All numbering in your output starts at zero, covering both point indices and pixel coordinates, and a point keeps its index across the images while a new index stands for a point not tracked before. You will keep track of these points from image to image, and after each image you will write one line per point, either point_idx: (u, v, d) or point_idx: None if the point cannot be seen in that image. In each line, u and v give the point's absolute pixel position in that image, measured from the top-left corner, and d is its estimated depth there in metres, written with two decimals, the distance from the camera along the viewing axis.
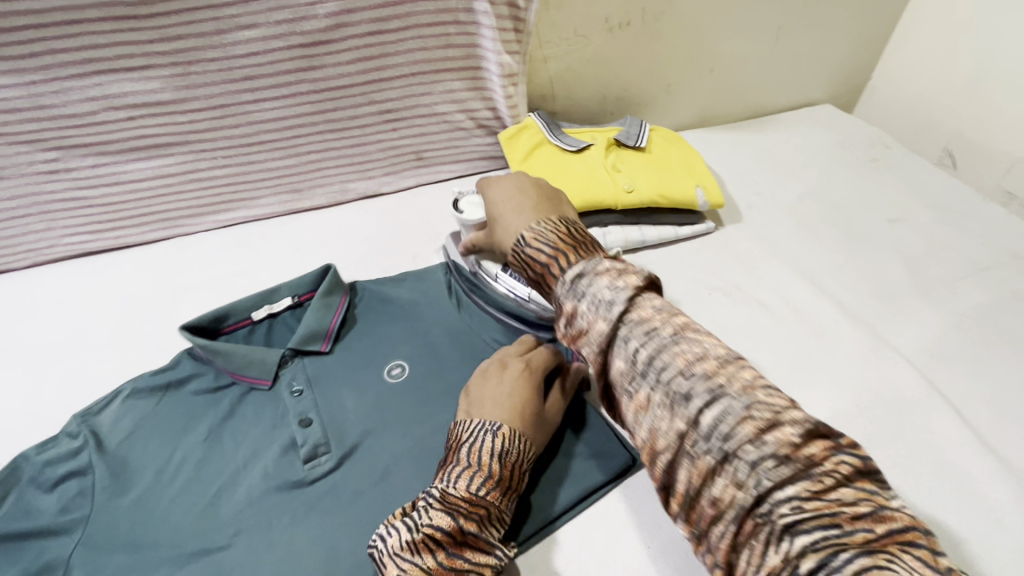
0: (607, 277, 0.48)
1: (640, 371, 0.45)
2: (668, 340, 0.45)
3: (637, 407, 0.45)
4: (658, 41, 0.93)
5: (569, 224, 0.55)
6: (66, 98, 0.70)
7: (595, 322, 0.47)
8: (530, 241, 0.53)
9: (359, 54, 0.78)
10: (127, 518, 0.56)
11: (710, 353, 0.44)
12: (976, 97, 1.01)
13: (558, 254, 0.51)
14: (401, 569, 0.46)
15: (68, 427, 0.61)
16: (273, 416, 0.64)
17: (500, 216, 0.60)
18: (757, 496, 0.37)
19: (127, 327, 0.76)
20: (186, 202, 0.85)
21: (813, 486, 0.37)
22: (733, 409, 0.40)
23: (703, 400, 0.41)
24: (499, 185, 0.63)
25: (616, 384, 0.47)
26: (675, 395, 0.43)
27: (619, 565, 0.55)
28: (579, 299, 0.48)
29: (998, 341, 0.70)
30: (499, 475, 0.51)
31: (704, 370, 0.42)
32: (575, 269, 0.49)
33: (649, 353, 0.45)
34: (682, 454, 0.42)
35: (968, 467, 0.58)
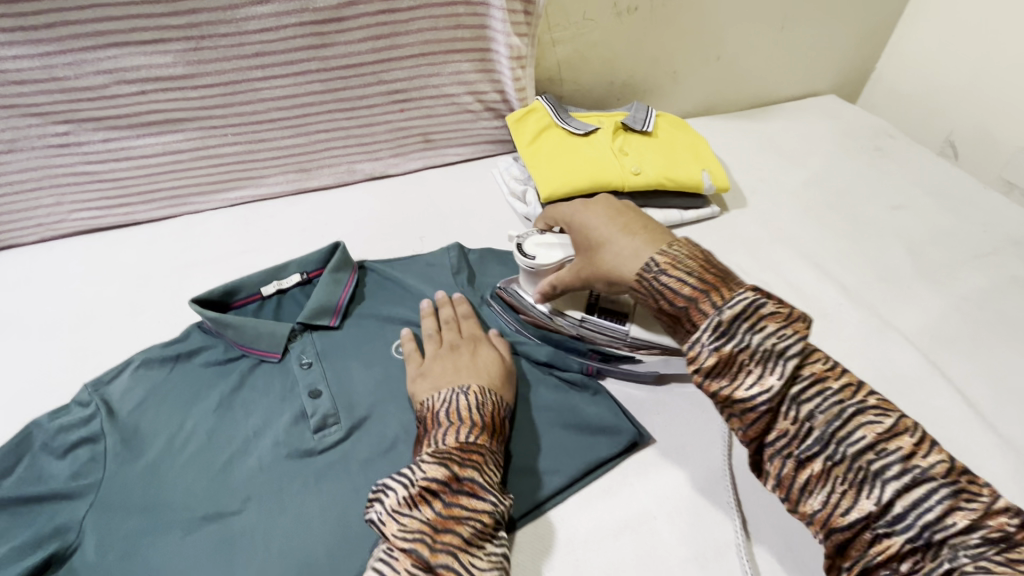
0: (772, 322, 0.45)
1: (817, 437, 0.42)
2: (850, 409, 0.42)
3: (808, 475, 0.42)
4: (666, 27, 0.93)
5: (701, 250, 0.52)
6: (79, 71, 0.70)
7: (766, 376, 0.43)
8: (665, 269, 0.50)
9: (370, 33, 0.78)
10: (140, 484, 0.57)
11: (893, 421, 0.41)
12: (980, 87, 1.02)
13: (706, 287, 0.47)
14: (401, 523, 0.47)
15: (80, 396, 0.62)
16: (283, 388, 0.64)
17: (610, 241, 0.56)
18: (882, 541, 0.39)
19: (136, 301, 0.77)
20: (194, 179, 0.85)
21: (1011, 556, 0.36)
22: (937, 493, 0.38)
23: (899, 480, 0.39)
24: (590, 210, 0.61)
25: (770, 447, 0.43)
26: (862, 469, 0.40)
27: (624, 531, 0.55)
28: (743, 347, 0.44)
29: (999, 324, 0.71)
30: (481, 423, 0.56)
31: (899, 449, 0.40)
32: (731, 307, 0.45)
33: (826, 418, 0.42)
34: (864, 530, 0.40)
35: (967, 442, 0.59)
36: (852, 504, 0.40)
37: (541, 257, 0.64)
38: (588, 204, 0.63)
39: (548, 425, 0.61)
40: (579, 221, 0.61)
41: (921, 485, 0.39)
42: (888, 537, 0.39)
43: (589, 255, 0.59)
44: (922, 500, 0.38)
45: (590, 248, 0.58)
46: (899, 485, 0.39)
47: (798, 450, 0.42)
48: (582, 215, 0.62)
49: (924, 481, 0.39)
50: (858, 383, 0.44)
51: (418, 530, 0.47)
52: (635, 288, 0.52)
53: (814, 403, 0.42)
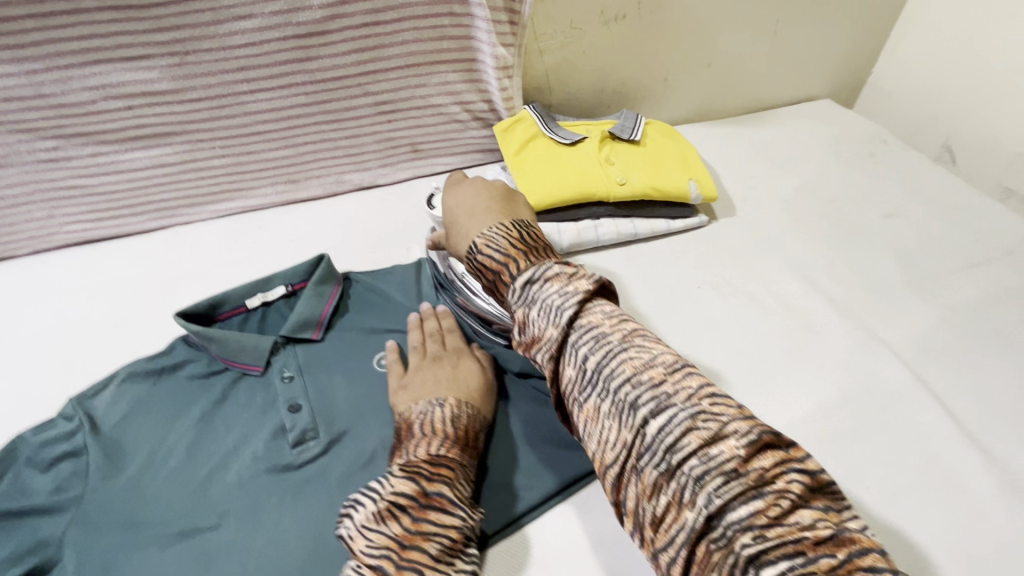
0: (556, 282, 0.49)
1: (590, 378, 0.44)
2: (618, 347, 0.45)
3: (586, 417, 0.44)
4: (655, 34, 0.93)
5: (523, 228, 0.57)
6: (67, 87, 0.71)
7: (547, 328, 0.47)
8: (482, 248, 0.55)
9: (355, 45, 0.78)
10: (120, 499, 0.57)
11: (654, 356, 0.44)
12: (977, 91, 1.00)
13: (509, 261, 0.52)
14: (369, 539, 0.48)
15: (65, 410, 0.62)
16: (263, 402, 0.65)
17: (455, 220, 0.61)
18: (645, 477, 0.40)
19: (124, 313, 0.78)
20: (185, 191, 0.86)
21: (763, 507, 0.36)
22: (677, 419, 0.40)
23: (649, 407, 0.41)
24: (456, 190, 0.64)
25: (567, 395, 0.46)
26: (623, 403, 0.42)
27: (600, 549, 0.55)
28: (531, 306, 0.49)
29: (989, 337, 0.70)
30: (454, 436, 0.56)
31: (651, 378, 0.42)
32: (524, 275, 0.50)
33: (597, 360, 0.44)
34: (630, 468, 0.41)
35: (953, 460, 0.58)
36: (618, 439, 0.42)
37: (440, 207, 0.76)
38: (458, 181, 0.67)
39: (527, 441, 0.61)
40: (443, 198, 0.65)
41: (669, 414, 0.40)
42: (647, 473, 0.40)
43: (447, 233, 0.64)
44: (666, 427, 0.40)
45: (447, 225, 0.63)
46: (649, 413, 0.40)
47: (580, 392, 0.45)
48: (448, 192, 0.66)
49: (673, 410, 0.40)
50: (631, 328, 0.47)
51: (384, 546, 0.47)
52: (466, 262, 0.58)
53: (582, 344, 0.45)
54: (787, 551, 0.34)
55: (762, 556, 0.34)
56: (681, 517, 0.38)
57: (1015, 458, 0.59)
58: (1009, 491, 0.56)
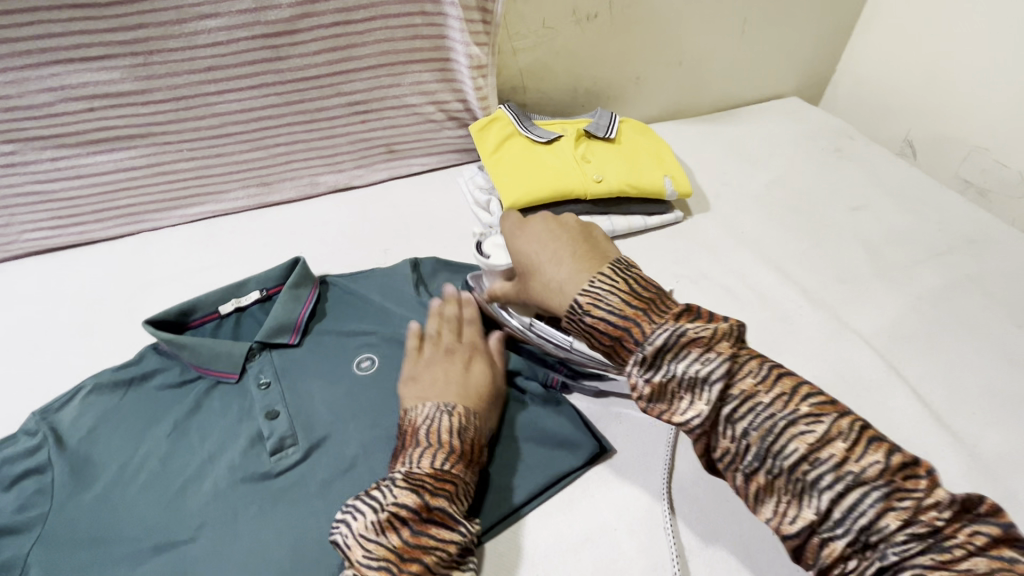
0: (696, 348, 0.43)
1: (755, 453, 0.40)
2: (784, 420, 0.40)
3: (757, 487, 0.41)
4: (626, 34, 0.94)
5: (630, 275, 0.48)
6: (22, 89, 0.68)
7: (694, 403, 0.42)
8: (588, 308, 0.47)
9: (326, 45, 0.77)
10: (90, 515, 0.55)
11: (827, 427, 0.39)
12: (934, 88, 1.04)
13: (629, 323, 0.45)
14: (367, 549, 0.46)
15: (27, 425, 0.60)
16: (240, 410, 0.63)
17: (539, 267, 0.53)
18: (830, 546, 0.38)
19: (89, 323, 0.75)
20: (150, 196, 0.84)
21: (941, 558, 0.36)
22: (870, 498, 0.37)
23: (835, 488, 0.38)
24: (526, 231, 0.56)
25: (721, 461, 0.43)
26: (800, 480, 0.39)
27: (588, 547, 0.55)
28: (668, 376, 0.43)
29: (952, 322, 0.72)
30: (459, 450, 0.54)
31: (831, 457, 0.38)
32: (655, 342, 0.44)
33: (760, 434, 0.40)
34: (811, 535, 0.39)
35: (923, 441, 0.60)
36: (796, 513, 0.39)
37: (497, 257, 0.67)
38: (522, 222, 0.58)
39: (511, 440, 0.61)
40: (511, 248, 0.57)
41: (861, 494, 0.37)
42: (835, 542, 0.38)
43: (523, 281, 0.56)
44: (862, 508, 0.37)
45: (522, 271, 0.55)
46: (835, 493, 0.38)
47: (743, 464, 0.41)
48: (515, 237, 0.57)
49: (865, 487, 0.38)
50: (793, 390, 0.41)
51: (383, 558, 0.46)
52: (565, 322, 0.50)
53: (743, 419, 0.41)
54: None
55: None
56: (864, 569, 0.37)
57: (980, 438, 0.61)
58: (975, 470, 0.58)
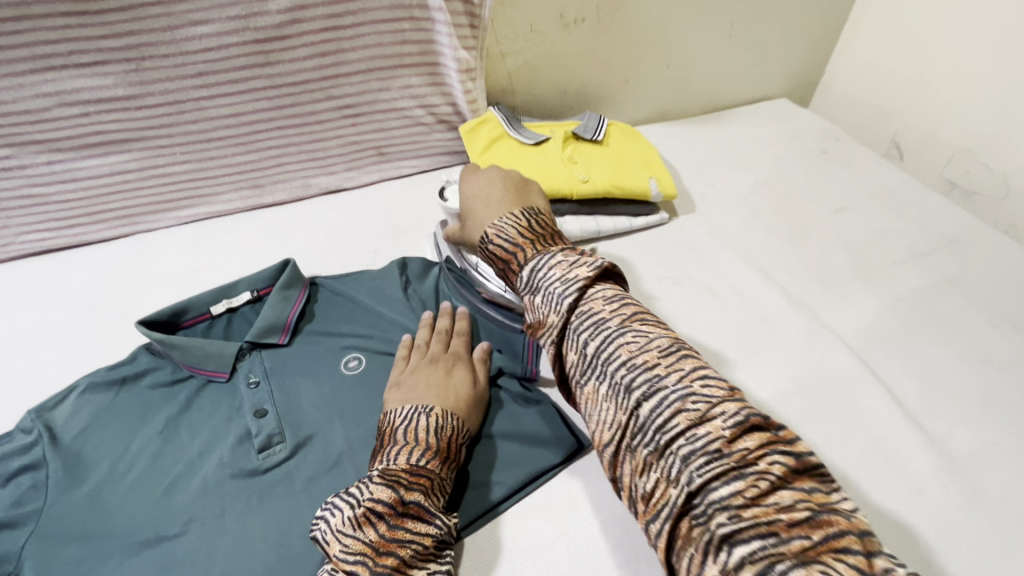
0: (559, 269, 0.55)
1: (590, 363, 0.50)
2: (613, 332, 0.50)
3: (591, 400, 0.49)
4: (614, 37, 0.95)
5: (531, 217, 0.62)
6: (17, 95, 0.70)
7: (548, 314, 0.54)
8: (493, 238, 0.61)
9: (315, 50, 0.79)
10: (81, 510, 0.57)
11: (652, 350, 0.48)
12: (921, 89, 1.05)
13: (518, 250, 0.59)
14: (345, 544, 0.48)
15: (23, 422, 0.62)
16: (230, 408, 0.65)
17: (472, 210, 0.67)
18: (637, 458, 0.45)
19: (83, 323, 0.76)
20: (144, 198, 0.85)
21: (749, 492, 0.39)
22: (671, 405, 0.44)
23: (642, 394, 0.46)
24: (475, 177, 0.70)
25: (571, 373, 0.52)
26: (620, 387, 0.47)
27: (565, 542, 0.57)
28: (537, 292, 0.55)
29: (930, 323, 0.73)
30: (436, 447, 0.55)
31: (649, 368, 0.47)
32: (531, 264, 0.57)
33: (597, 349, 0.50)
34: (632, 450, 0.46)
35: (895, 440, 0.61)
36: (615, 417, 0.47)
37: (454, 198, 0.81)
38: (475, 170, 0.73)
39: (491, 437, 0.62)
40: (460, 189, 0.71)
41: (663, 400, 0.45)
42: (641, 451, 0.45)
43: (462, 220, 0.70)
44: (660, 411, 0.45)
45: (464, 213, 0.69)
46: (643, 398, 0.46)
47: (582, 374, 0.51)
48: (465, 181, 0.71)
49: (668, 396, 0.45)
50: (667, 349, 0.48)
51: (361, 552, 0.48)
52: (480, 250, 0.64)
53: (582, 330, 0.51)
54: (761, 532, 0.38)
55: (736, 535, 0.38)
56: (668, 491, 0.43)
57: (952, 437, 0.62)
58: (945, 469, 0.59)
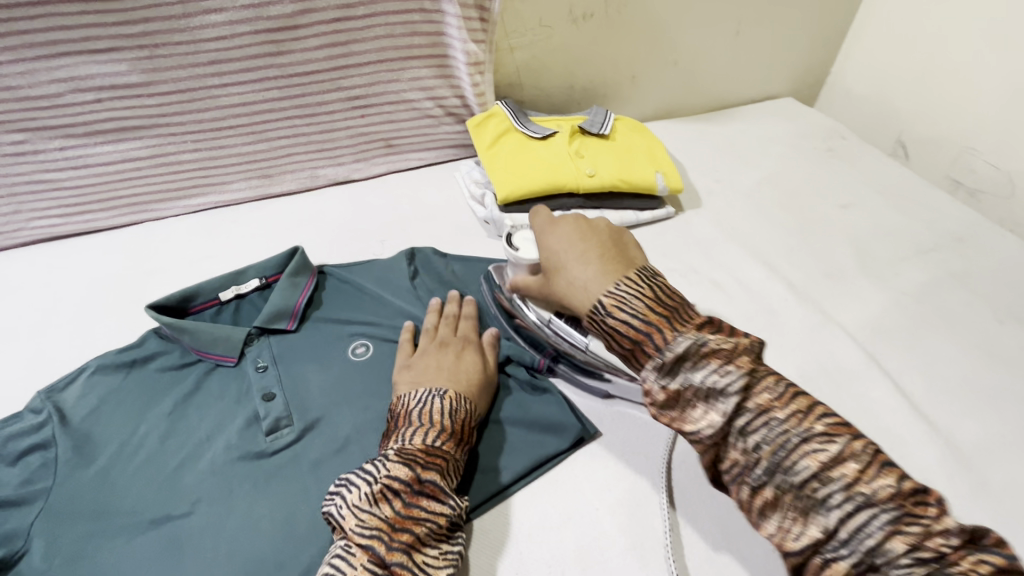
0: (714, 359, 0.47)
1: (765, 467, 0.43)
2: (797, 437, 0.43)
3: (761, 502, 0.43)
4: (621, 33, 0.95)
5: (653, 284, 0.53)
6: (32, 80, 0.71)
7: (705, 413, 0.46)
8: (612, 310, 0.51)
9: (326, 40, 0.79)
10: (90, 489, 0.57)
11: (839, 447, 0.42)
12: (928, 89, 1.05)
13: (650, 328, 0.49)
14: (360, 519, 0.48)
15: (33, 403, 0.63)
16: (237, 391, 0.65)
17: (565, 266, 0.58)
18: (833, 566, 0.40)
19: (92, 308, 0.77)
20: (154, 186, 0.86)
21: None
22: (879, 520, 0.39)
23: (844, 508, 0.40)
24: (556, 230, 0.62)
25: (728, 473, 0.45)
26: (810, 497, 0.41)
27: (571, 525, 0.57)
28: (684, 384, 0.47)
29: (935, 316, 0.74)
30: (450, 429, 0.56)
31: (843, 476, 0.41)
32: (675, 349, 0.47)
33: (772, 449, 0.43)
34: (813, 554, 0.41)
35: (902, 432, 0.61)
36: (801, 529, 0.41)
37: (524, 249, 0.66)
38: (552, 221, 0.63)
39: (500, 423, 0.63)
40: (540, 245, 0.63)
41: (869, 513, 0.40)
42: (837, 561, 0.40)
43: (548, 278, 0.61)
44: (867, 525, 0.40)
45: (550, 270, 0.60)
46: (844, 511, 0.40)
47: (751, 476, 0.44)
48: (545, 236, 0.63)
49: (874, 509, 0.40)
50: (808, 409, 0.45)
51: (376, 527, 0.48)
52: (590, 326, 0.54)
53: (755, 433, 0.44)
54: None
55: None
56: None
57: (958, 429, 0.62)
58: (951, 460, 0.59)
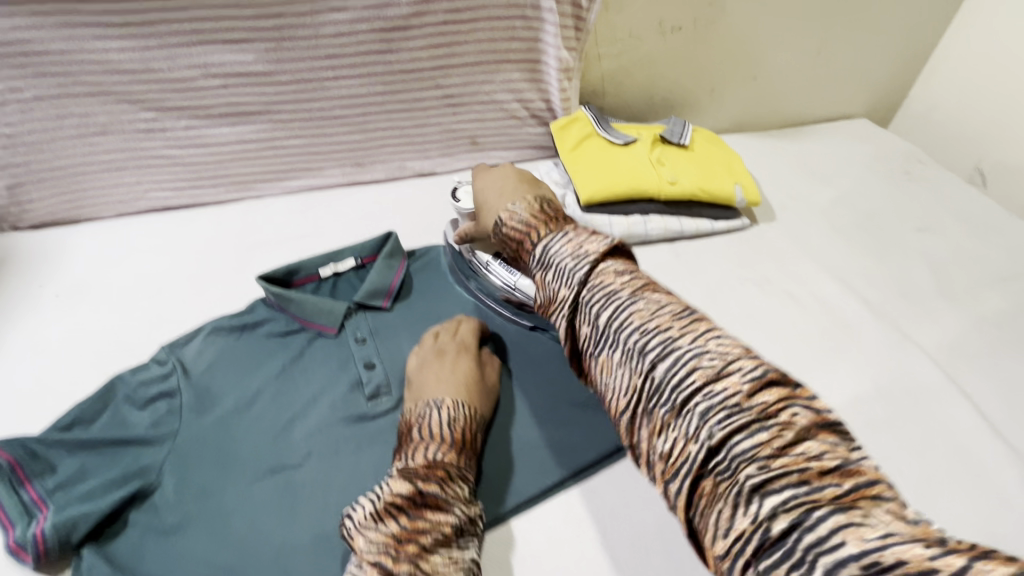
0: (569, 246, 0.54)
1: (603, 333, 0.47)
2: (626, 300, 0.48)
3: (603, 368, 0.47)
4: (706, 47, 0.98)
5: (542, 203, 0.64)
6: (173, 64, 0.78)
7: (560, 288, 0.51)
8: (506, 220, 0.63)
9: (432, 41, 0.85)
10: (212, 436, 0.63)
11: (664, 312, 0.46)
12: (1012, 118, 1.05)
13: (529, 228, 0.60)
14: (367, 538, 0.49)
15: (158, 355, 0.68)
16: (339, 360, 0.70)
17: (486, 203, 0.71)
18: (655, 419, 0.42)
19: (202, 274, 0.84)
20: (260, 167, 0.92)
21: (771, 440, 0.37)
22: (684, 359, 0.42)
23: (657, 352, 0.43)
24: (488, 174, 0.76)
25: (584, 348, 0.49)
26: (633, 351, 0.45)
27: (651, 504, 0.61)
28: (547, 269, 0.54)
29: (1016, 344, 0.74)
30: (451, 439, 0.57)
31: (658, 326, 0.45)
32: (544, 242, 0.57)
33: (608, 317, 0.47)
34: (642, 409, 0.43)
35: (978, 450, 0.62)
36: (630, 382, 0.44)
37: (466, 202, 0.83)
38: (487, 169, 0.78)
39: (575, 412, 0.68)
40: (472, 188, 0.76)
41: (675, 353, 0.43)
42: (658, 413, 0.42)
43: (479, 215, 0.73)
44: (675, 367, 0.42)
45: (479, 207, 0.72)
46: (656, 356, 0.43)
47: (594, 346, 0.48)
48: (477, 180, 0.76)
49: (679, 349, 0.43)
50: (642, 287, 0.49)
51: (383, 543, 0.48)
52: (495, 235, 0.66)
53: (594, 301, 0.48)
54: (790, 480, 0.35)
55: (769, 487, 0.35)
56: (686, 449, 0.39)
57: None
58: None
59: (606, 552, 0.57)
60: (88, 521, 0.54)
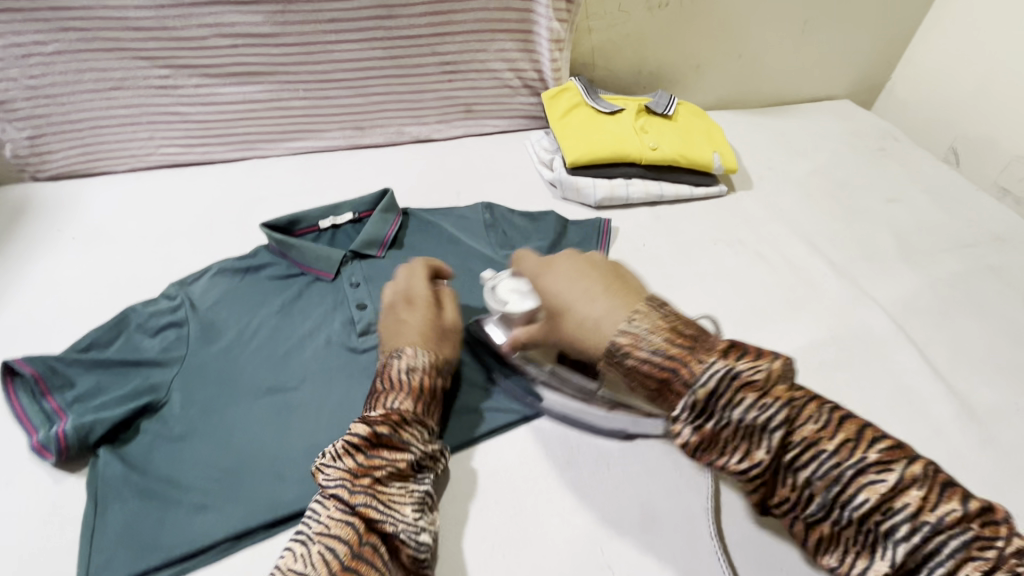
0: (750, 394, 0.43)
1: (765, 456, 0.43)
2: (783, 425, 0.42)
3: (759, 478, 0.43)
4: (692, 23, 1.03)
5: (664, 315, 0.51)
6: (186, 23, 0.83)
7: (757, 459, 0.43)
8: (630, 349, 0.49)
9: (429, 9, 0.90)
10: (216, 361, 0.68)
11: (820, 427, 0.41)
12: (985, 99, 1.09)
13: (674, 366, 0.46)
14: (327, 473, 0.51)
15: (168, 290, 0.74)
16: (334, 300, 0.76)
17: (569, 307, 0.56)
18: (823, 531, 0.42)
19: (208, 224, 0.89)
20: (265, 126, 0.98)
21: (958, 556, 0.37)
22: (860, 485, 0.40)
23: (831, 480, 0.41)
24: (553, 270, 0.61)
25: (722, 461, 0.44)
26: (798, 472, 0.42)
27: (614, 428, 0.67)
28: (724, 430, 0.44)
29: (968, 302, 0.79)
30: (412, 388, 0.58)
31: (819, 450, 0.41)
32: (709, 386, 0.44)
33: (759, 436, 0.42)
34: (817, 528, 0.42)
35: (919, 390, 0.68)
36: (797, 502, 0.43)
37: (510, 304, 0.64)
38: (548, 264, 0.62)
39: None
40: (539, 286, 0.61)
41: (849, 480, 0.40)
42: (826, 526, 0.42)
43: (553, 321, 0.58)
44: (854, 498, 0.40)
45: (552, 314, 0.58)
46: (829, 483, 0.41)
47: (741, 457, 0.44)
48: (540, 277, 0.61)
49: (852, 474, 0.40)
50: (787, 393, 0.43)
51: (341, 477, 0.51)
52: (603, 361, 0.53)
53: (744, 419, 0.43)
54: (965, 574, 0.37)
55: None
56: (867, 564, 0.40)
57: (974, 394, 0.68)
58: (964, 417, 0.65)
59: (569, 467, 0.63)
60: (103, 425, 0.60)
